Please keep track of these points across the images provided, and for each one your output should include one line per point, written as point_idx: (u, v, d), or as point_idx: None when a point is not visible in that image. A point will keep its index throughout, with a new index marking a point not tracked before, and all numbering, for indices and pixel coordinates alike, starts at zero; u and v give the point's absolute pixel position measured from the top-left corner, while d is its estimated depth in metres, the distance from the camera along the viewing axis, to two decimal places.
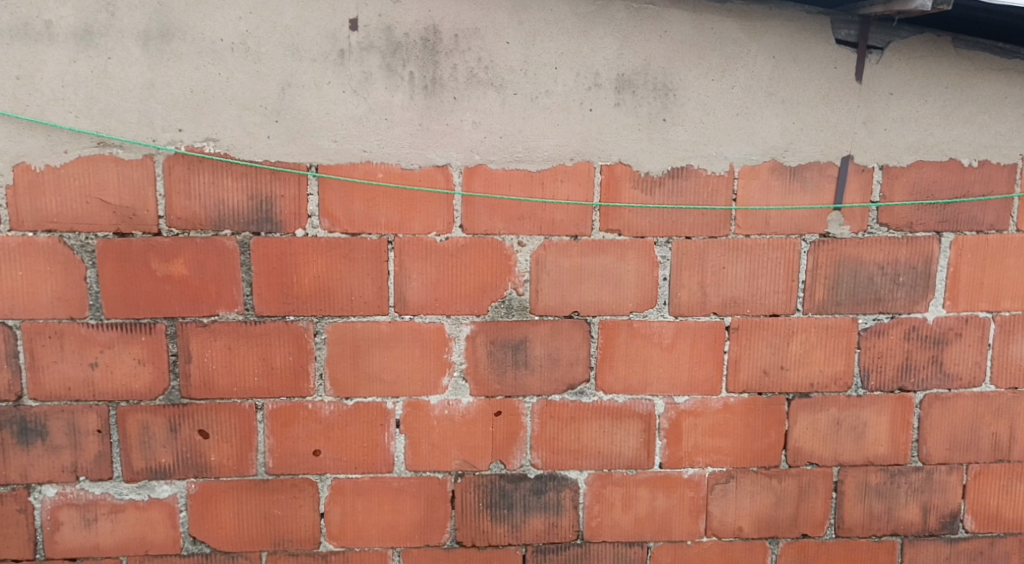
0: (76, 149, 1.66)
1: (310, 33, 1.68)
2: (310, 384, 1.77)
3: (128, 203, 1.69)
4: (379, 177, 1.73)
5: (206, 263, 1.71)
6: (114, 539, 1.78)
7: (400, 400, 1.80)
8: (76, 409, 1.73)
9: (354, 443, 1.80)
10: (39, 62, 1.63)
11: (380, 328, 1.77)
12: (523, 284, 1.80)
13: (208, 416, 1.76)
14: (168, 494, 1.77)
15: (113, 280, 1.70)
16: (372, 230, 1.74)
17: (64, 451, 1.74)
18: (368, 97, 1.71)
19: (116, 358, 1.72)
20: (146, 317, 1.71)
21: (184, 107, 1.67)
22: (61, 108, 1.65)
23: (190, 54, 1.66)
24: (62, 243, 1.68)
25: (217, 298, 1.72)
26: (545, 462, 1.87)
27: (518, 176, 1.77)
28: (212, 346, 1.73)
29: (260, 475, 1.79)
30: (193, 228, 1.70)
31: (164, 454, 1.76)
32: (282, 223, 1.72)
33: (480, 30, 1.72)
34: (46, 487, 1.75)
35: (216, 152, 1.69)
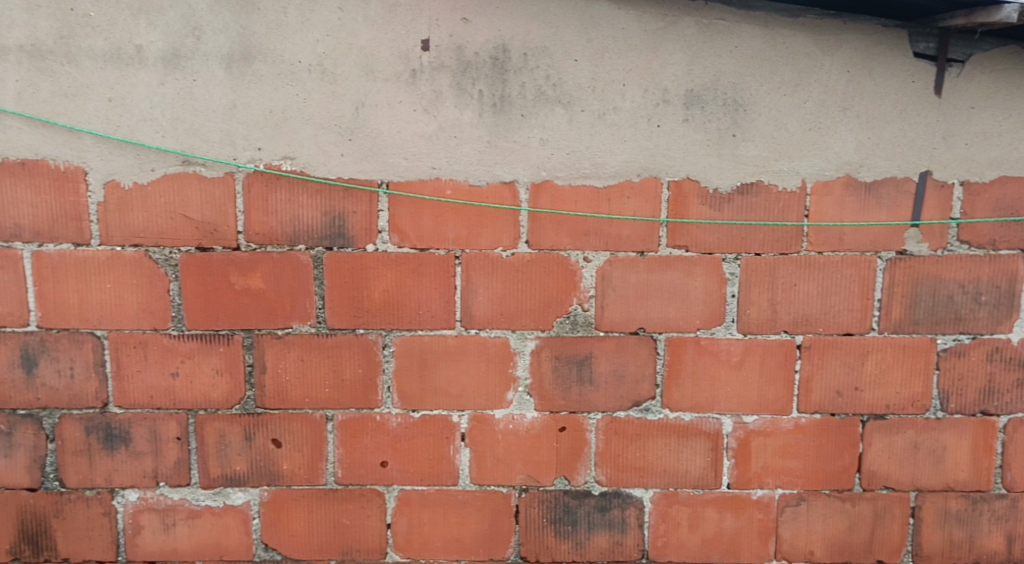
0: (162, 167, 1.73)
1: (383, 54, 1.72)
2: (379, 396, 1.80)
3: (210, 219, 1.75)
4: (448, 193, 1.76)
5: (281, 277, 1.76)
6: (191, 544, 1.83)
7: (465, 413, 1.82)
8: (158, 417, 1.78)
9: (420, 455, 1.83)
10: (129, 84, 1.71)
11: (447, 342, 1.80)
12: (589, 299, 1.81)
13: (281, 425, 1.80)
14: (242, 502, 1.82)
15: (194, 293, 1.75)
16: (440, 245, 1.77)
17: (146, 457, 1.79)
18: (438, 115, 1.74)
19: (196, 368, 1.77)
20: (225, 329, 1.77)
21: (263, 126, 1.73)
22: (148, 128, 1.72)
23: (270, 75, 1.72)
24: (148, 257, 1.74)
25: (292, 311, 1.77)
26: (610, 479, 1.86)
27: (586, 192, 1.78)
28: (286, 358, 1.78)
29: (330, 484, 1.83)
30: (270, 243, 1.76)
31: (239, 462, 1.81)
32: (354, 238, 1.76)
33: (549, 48, 1.74)
34: (129, 492, 1.80)
35: (293, 169, 1.74)
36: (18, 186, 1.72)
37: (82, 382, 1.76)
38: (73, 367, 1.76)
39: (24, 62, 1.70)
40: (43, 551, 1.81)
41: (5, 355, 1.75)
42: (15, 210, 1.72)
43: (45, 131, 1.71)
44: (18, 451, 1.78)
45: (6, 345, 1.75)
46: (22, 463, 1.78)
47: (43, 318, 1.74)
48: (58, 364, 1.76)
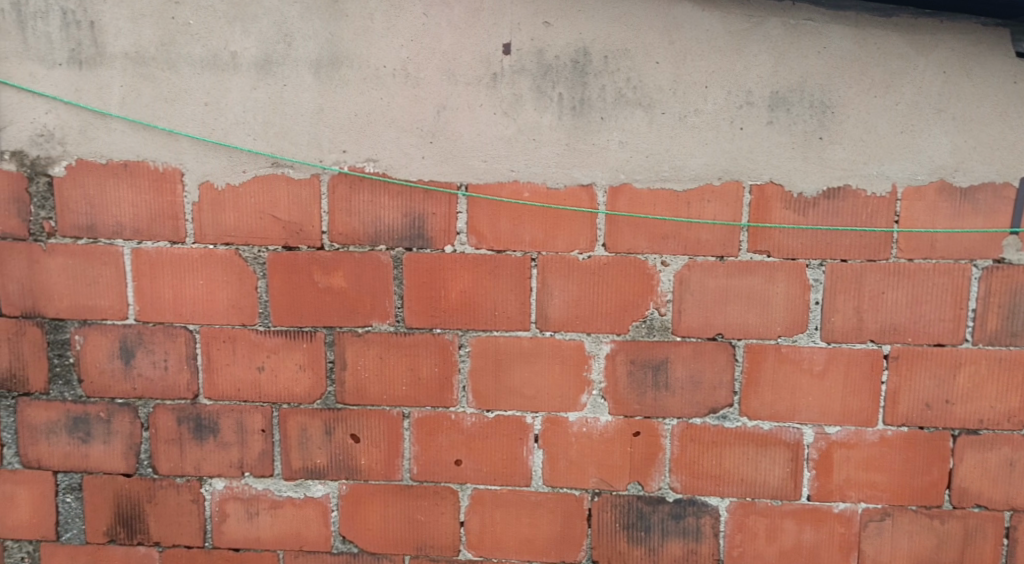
0: (253, 169, 1.79)
1: (465, 58, 1.75)
2: (454, 395, 1.83)
3: (297, 220, 1.80)
4: (526, 196, 1.77)
5: (362, 276, 1.80)
6: (273, 533, 1.89)
7: (539, 414, 1.83)
8: (244, 409, 1.85)
9: (494, 455, 1.84)
10: (224, 90, 1.77)
11: (522, 343, 1.81)
12: (666, 304, 1.79)
13: (360, 421, 1.84)
14: (321, 494, 1.87)
15: (280, 290, 1.81)
16: (517, 247, 1.78)
17: (232, 447, 1.86)
18: (518, 118, 1.76)
19: (280, 363, 1.83)
20: (308, 326, 1.82)
21: (348, 129, 1.78)
22: (241, 131, 1.78)
23: (356, 80, 1.76)
24: (238, 255, 1.80)
25: (372, 309, 1.81)
26: (685, 486, 1.84)
27: (665, 195, 1.76)
28: (365, 355, 1.82)
29: (405, 480, 1.86)
30: (353, 243, 1.80)
31: (319, 455, 1.86)
32: (432, 239, 1.79)
33: (630, 51, 1.73)
34: (216, 481, 1.88)
35: (376, 172, 1.78)
36: (120, 186, 1.79)
37: (175, 373, 1.84)
38: (167, 359, 1.84)
39: (129, 68, 1.77)
40: (136, 535, 1.90)
41: (105, 347, 1.84)
42: (116, 210, 1.80)
43: (146, 134, 1.78)
44: (115, 438, 1.87)
45: (107, 336, 1.83)
46: (119, 449, 1.87)
47: (140, 312, 1.82)
48: (153, 356, 1.84)
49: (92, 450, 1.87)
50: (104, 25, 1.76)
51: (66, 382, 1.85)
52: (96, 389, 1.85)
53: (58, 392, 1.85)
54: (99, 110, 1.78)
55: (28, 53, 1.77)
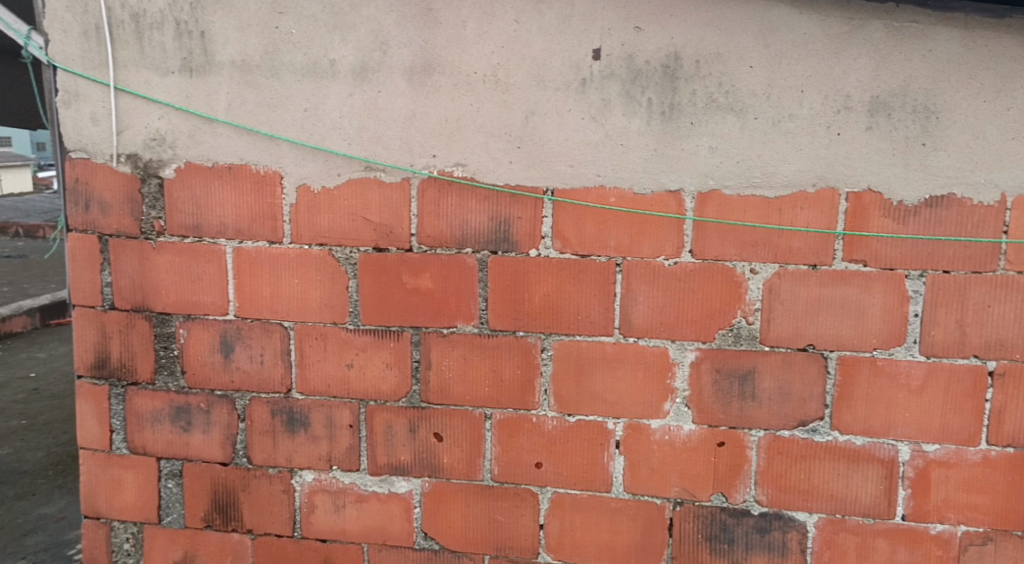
0: (348, 173, 1.84)
1: (555, 64, 1.75)
2: (536, 398, 1.84)
3: (387, 222, 1.84)
4: (612, 201, 1.77)
5: (448, 278, 1.83)
6: (358, 526, 1.94)
7: (621, 421, 1.82)
8: (334, 405, 1.91)
9: (574, 459, 1.84)
10: (322, 96, 1.82)
11: (606, 348, 1.80)
12: (754, 312, 1.75)
13: (443, 420, 1.88)
14: (405, 490, 1.91)
15: (370, 290, 1.86)
16: (602, 252, 1.78)
17: (322, 441, 1.93)
18: (606, 123, 1.75)
19: (369, 361, 1.88)
20: (396, 326, 1.86)
21: (438, 135, 1.80)
22: (337, 136, 1.83)
23: (448, 86, 1.78)
24: (331, 256, 1.86)
25: (457, 311, 1.84)
26: (771, 499, 1.80)
27: (755, 202, 1.73)
28: (450, 356, 1.85)
29: (487, 481, 1.88)
30: (440, 245, 1.83)
31: (404, 452, 1.90)
32: (517, 243, 1.80)
33: (723, 55, 1.70)
34: (306, 473, 1.94)
35: (464, 176, 1.81)
36: (224, 187, 1.87)
37: (270, 368, 1.92)
38: (263, 354, 1.91)
39: (235, 76, 1.84)
40: (230, 521, 1.98)
41: (207, 340, 1.93)
42: (220, 210, 1.88)
43: (249, 139, 1.85)
44: (214, 428, 1.96)
45: (209, 330, 1.92)
46: (217, 439, 1.96)
47: (240, 308, 1.91)
48: (250, 350, 1.92)
49: (193, 438, 1.97)
50: (213, 34, 1.83)
51: (171, 372, 1.95)
52: (197, 380, 1.94)
53: (164, 382, 1.96)
54: (206, 115, 1.86)
55: (143, 62, 1.86)
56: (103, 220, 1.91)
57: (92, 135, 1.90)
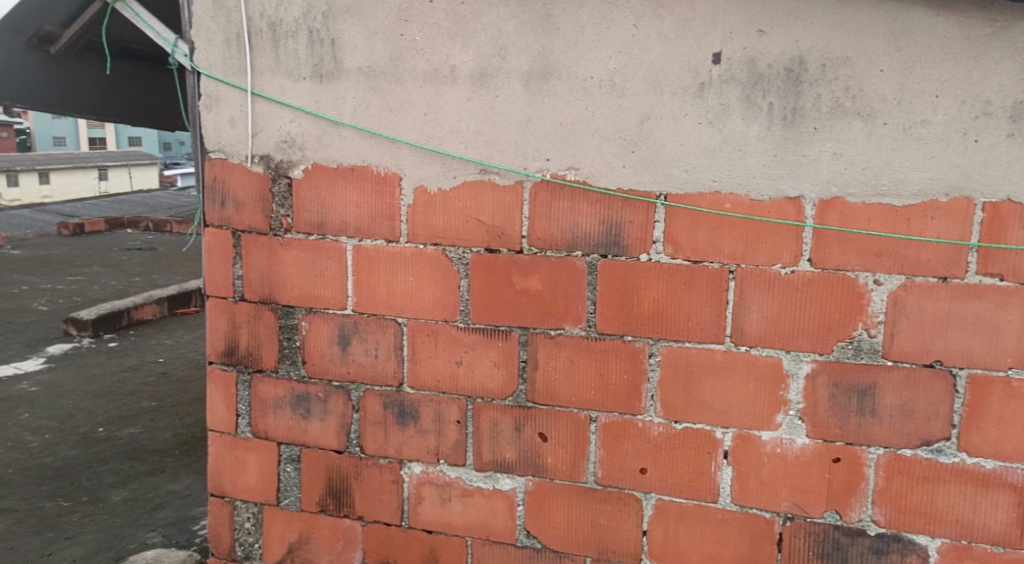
0: (463, 175, 1.88)
1: (673, 68, 1.73)
2: (643, 404, 1.83)
3: (500, 224, 1.87)
4: (727, 207, 1.74)
5: (557, 280, 1.85)
6: (463, 520, 1.98)
7: (729, 430, 1.79)
8: (443, 400, 1.96)
9: (680, 467, 1.83)
10: (442, 101, 1.86)
11: (716, 356, 1.78)
12: (876, 325, 1.69)
13: (549, 421, 1.89)
14: (509, 488, 1.94)
15: (481, 290, 1.90)
16: (715, 259, 1.76)
17: (431, 435, 1.98)
18: (724, 128, 1.72)
19: (477, 359, 1.92)
20: (505, 325, 1.90)
21: (553, 139, 1.82)
22: (454, 139, 1.87)
23: (564, 91, 1.79)
24: (445, 255, 1.91)
25: (565, 313, 1.85)
26: (889, 520, 1.73)
27: (880, 210, 1.67)
28: (556, 357, 1.87)
29: (590, 483, 1.89)
30: (550, 248, 1.85)
31: (509, 450, 1.93)
32: (628, 247, 1.80)
33: (851, 59, 1.65)
34: (414, 465, 2.00)
35: (577, 180, 1.81)
36: (347, 188, 1.95)
37: (384, 361, 1.98)
38: (378, 348, 1.98)
39: (361, 81, 1.90)
40: (343, 507, 2.06)
41: (326, 333, 2.01)
42: (342, 210, 1.96)
43: (372, 142, 1.92)
44: (331, 416, 2.04)
45: (328, 323, 2.01)
46: (333, 427, 2.04)
47: (358, 303, 1.98)
48: (366, 344, 1.99)
49: (310, 426, 2.06)
50: (343, 42, 1.91)
51: (293, 362, 2.05)
52: (316, 371, 2.03)
53: (286, 371, 2.05)
54: (333, 119, 1.94)
55: (278, 68, 1.95)
56: (237, 217, 2.03)
57: (230, 137, 2.01)
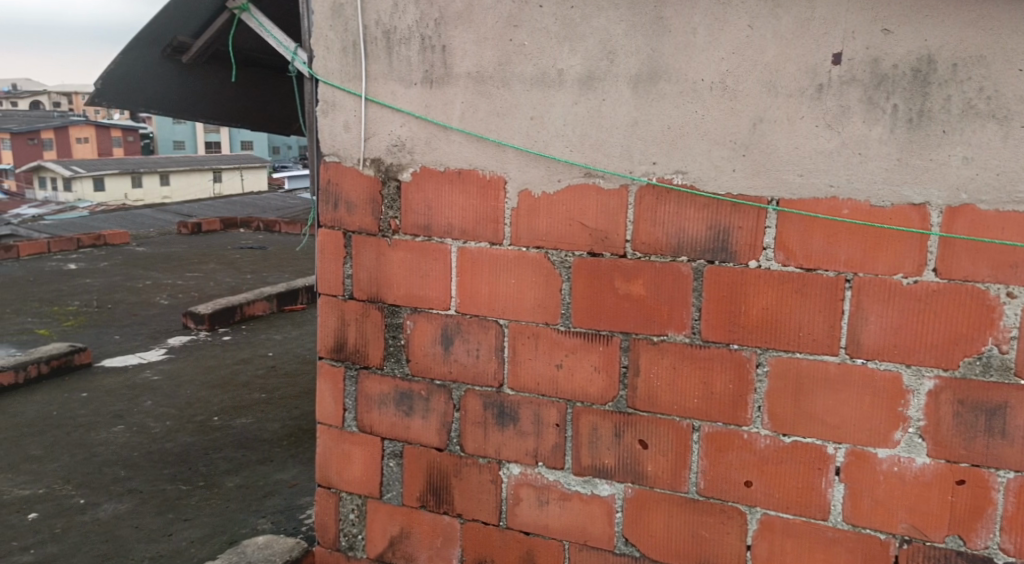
0: (568, 179, 1.87)
1: (790, 70, 1.67)
2: (749, 414, 1.78)
3: (604, 228, 1.85)
4: (845, 213, 1.67)
5: (662, 286, 1.81)
6: (561, 523, 1.97)
7: (842, 446, 1.72)
8: (542, 403, 1.95)
9: (788, 482, 1.77)
10: (549, 105, 1.86)
11: (828, 369, 1.71)
12: (1008, 341, 1.60)
13: (650, 428, 1.86)
14: (608, 494, 1.92)
15: (583, 294, 1.88)
16: (830, 267, 1.69)
17: (530, 437, 1.97)
18: (843, 131, 1.66)
19: (578, 363, 1.91)
20: (606, 330, 1.87)
21: (661, 142, 1.78)
22: (560, 143, 1.86)
23: (673, 94, 1.76)
24: (547, 259, 1.90)
25: (669, 319, 1.82)
26: (1019, 549, 1.63)
27: (1015, 219, 1.57)
28: (659, 363, 1.84)
29: (692, 493, 1.85)
30: (655, 252, 1.81)
31: (608, 455, 1.91)
32: (737, 253, 1.75)
33: (987, 58, 1.56)
34: (512, 466, 2.00)
35: (684, 184, 1.78)
36: (453, 191, 1.97)
37: (485, 362, 1.99)
38: (479, 348, 1.99)
39: (470, 87, 1.91)
40: (442, 504, 2.08)
41: (430, 333, 2.03)
42: (448, 212, 1.98)
43: (478, 146, 1.93)
44: (432, 415, 2.06)
45: (431, 323, 2.03)
46: (435, 425, 2.06)
47: (461, 304, 1.99)
48: (468, 344, 2.00)
49: (413, 423, 2.08)
50: (453, 48, 1.92)
51: (397, 360, 2.08)
52: (419, 369, 2.06)
53: (391, 368, 2.09)
54: (441, 123, 1.96)
55: (391, 75, 1.98)
56: (348, 218, 2.07)
57: (344, 141, 2.06)
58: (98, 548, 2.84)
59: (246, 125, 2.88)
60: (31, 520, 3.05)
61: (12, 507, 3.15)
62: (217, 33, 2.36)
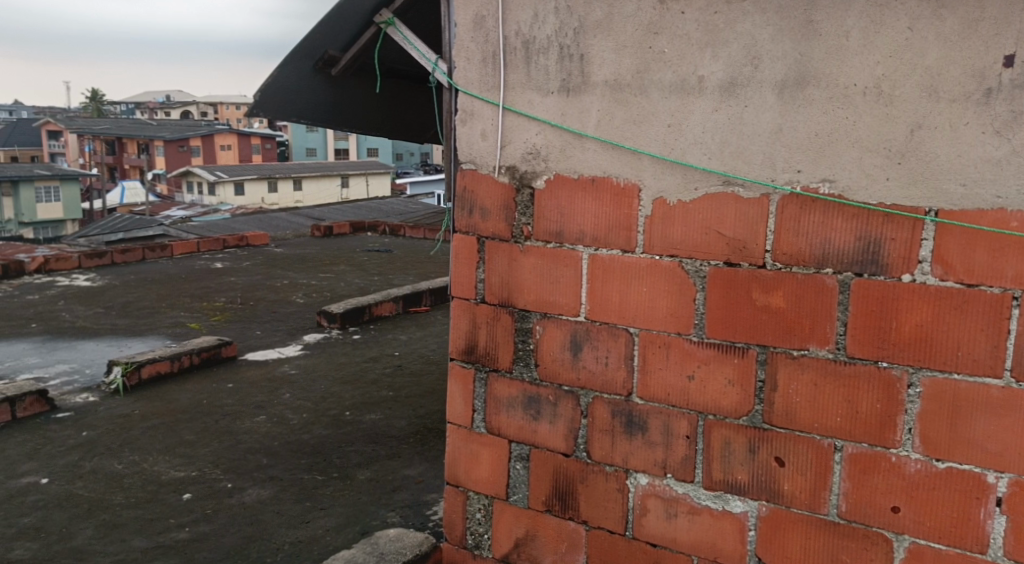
0: (706, 188, 1.82)
1: (954, 73, 1.58)
2: (898, 436, 1.69)
3: (742, 237, 1.79)
4: (1013, 226, 1.56)
5: (803, 298, 1.74)
6: (690, 538, 1.93)
7: (1005, 475, 1.61)
8: (672, 414, 1.91)
9: (940, 510, 1.66)
10: (688, 112, 1.82)
11: (991, 392, 1.60)
12: None
13: (787, 445, 1.79)
14: (740, 511, 1.86)
15: (718, 305, 1.83)
16: (995, 283, 1.58)
17: (658, 447, 1.94)
18: (1013, 138, 1.55)
19: (710, 374, 1.86)
20: (741, 342, 1.82)
21: (807, 150, 1.72)
22: (699, 151, 1.82)
23: (822, 99, 1.69)
24: (681, 268, 1.86)
25: (810, 333, 1.75)
26: None
27: None
28: (798, 379, 1.77)
29: (832, 516, 1.77)
30: (797, 264, 1.75)
31: (742, 471, 1.85)
32: (888, 266, 1.66)
33: None
34: (640, 476, 1.97)
35: (831, 193, 1.70)
36: (587, 198, 1.96)
37: (614, 370, 1.97)
38: (609, 356, 1.97)
39: (607, 95, 1.90)
40: (568, 510, 2.07)
41: (559, 339, 2.03)
42: (580, 219, 1.97)
43: (614, 154, 1.91)
44: (559, 420, 2.06)
45: (561, 329, 2.03)
46: (562, 431, 2.06)
47: (591, 311, 1.98)
48: (597, 352, 1.99)
49: (540, 427, 2.09)
50: (592, 56, 1.91)
51: (526, 364, 2.08)
52: (547, 375, 2.06)
53: (519, 372, 2.10)
54: (577, 131, 1.95)
55: (529, 84, 1.99)
56: (482, 224, 2.10)
57: (481, 149, 2.08)
58: (243, 530, 2.99)
59: (381, 135, 2.97)
60: (185, 500, 3.24)
61: (168, 487, 3.36)
62: (365, 47, 2.44)
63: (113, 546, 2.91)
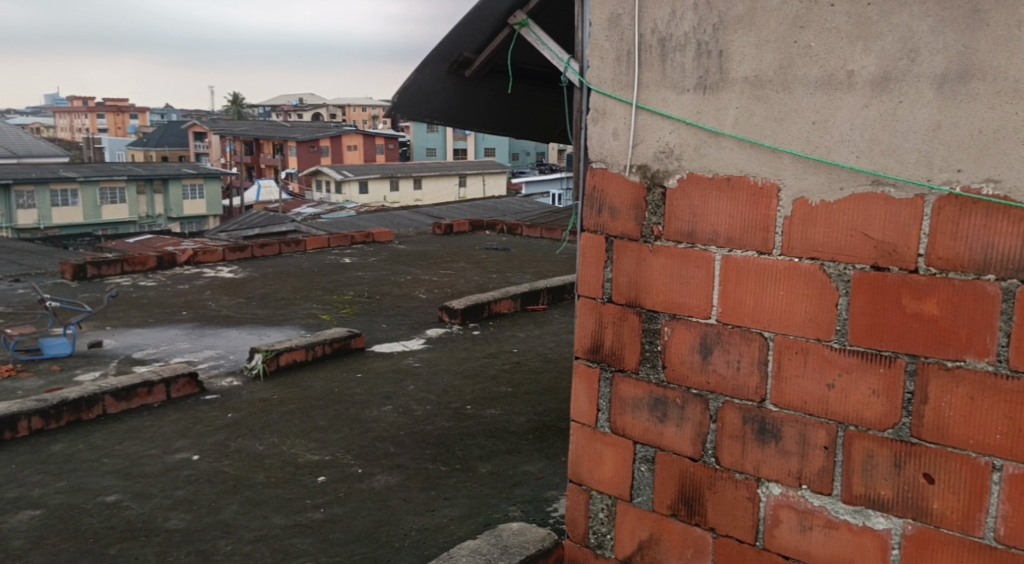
0: (852, 188, 1.74)
1: None
2: None
3: (891, 240, 1.70)
4: None
5: (961, 306, 1.64)
6: (826, 552, 1.85)
7: None
8: (809, 423, 1.84)
9: None
10: (836, 109, 1.74)
11: None
12: None
13: (937, 462, 1.69)
14: (883, 528, 1.77)
15: (862, 310, 1.75)
16: None
17: (793, 457, 1.87)
18: None
19: (852, 383, 1.77)
20: (888, 350, 1.72)
21: (968, 148, 1.61)
22: (846, 149, 1.74)
23: (987, 94, 1.59)
24: (822, 271, 1.78)
25: (967, 344, 1.64)
26: None
27: None
28: (952, 392, 1.66)
29: (987, 539, 1.65)
30: (954, 269, 1.64)
31: (885, 486, 1.76)
32: None
33: None
34: (773, 486, 1.90)
35: (996, 194, 1.59)
36: (722, 198, 1.90)
37: (746, 375, 1.91)
38: (741, 359, 1.91)
39: (747, 91, 1.84)
40: (694, 515, 2.02)
41: (688, 341, 1.98)
42: (715, 219, 1.91)
43: (753, 152, 1.85)
44: (687, 423, 2.01)
45: (691, 331, 1.97)
46: (689, 434, 2.01)
47: (723, 314, 1.92)
48: (728, 355, 1.92)
49: (666, 430, 2.04)
50: (731, 52, 1.85)
51: (653, 365, 2.05)
52: (676, 377, 2.01)
53: (646, 374, 2.06)
54: (714, 129, 1.89)
55: (664, 81, 1.95)
56: (611, 223, 2.07)
57: (613, 148, 2.06)
58: (374, 514, 3.07)
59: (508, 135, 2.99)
60: (319, 482, 3.36)
61: (304, 469, 3.49)
62: (499, 48, 2.45)
63: (255, 522, 3.05)
